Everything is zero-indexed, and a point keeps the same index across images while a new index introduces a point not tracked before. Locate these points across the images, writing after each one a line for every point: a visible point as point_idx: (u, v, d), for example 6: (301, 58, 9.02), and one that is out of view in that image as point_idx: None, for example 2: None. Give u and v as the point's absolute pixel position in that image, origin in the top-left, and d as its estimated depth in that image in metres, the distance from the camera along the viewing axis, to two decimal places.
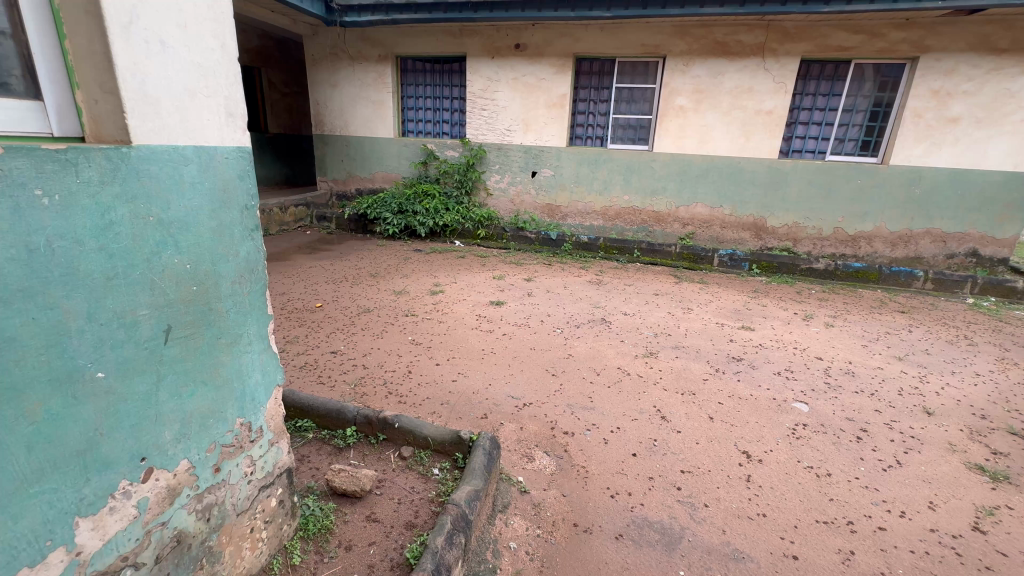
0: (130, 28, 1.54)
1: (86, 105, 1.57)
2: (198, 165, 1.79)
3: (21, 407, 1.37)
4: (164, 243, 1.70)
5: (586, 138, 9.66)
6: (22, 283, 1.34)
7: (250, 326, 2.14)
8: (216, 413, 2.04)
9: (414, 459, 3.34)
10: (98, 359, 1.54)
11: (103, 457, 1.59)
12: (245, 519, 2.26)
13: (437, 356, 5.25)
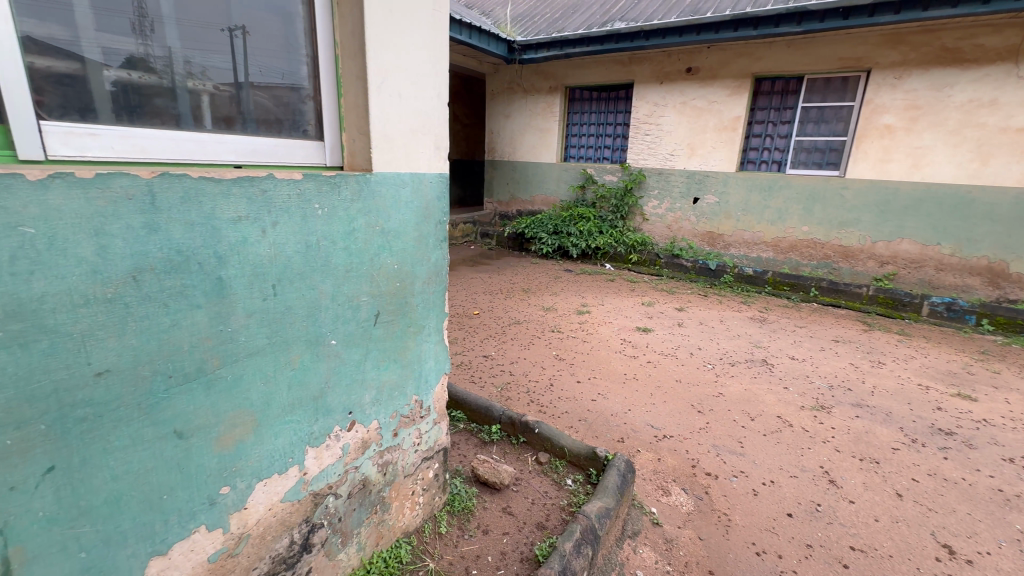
0: (382, 87, 2.06)
1: (348, 143, 2.11)
2: (411, 187, 2.26)
3: (289, 356, 1.89)
4: (383, 247, 2.19)
5: (759, 162, 8.91)
6: (301, 268, 1.86)
7: (431, 319, 2.57)
8: (400, 387, 2.49)
9: (549, 466, 3.52)
10: (333, 328, 2.05)
11: (327, 404, 2.10)
12: (409, 482, 2.69)
13: (578, 373, 5.39)
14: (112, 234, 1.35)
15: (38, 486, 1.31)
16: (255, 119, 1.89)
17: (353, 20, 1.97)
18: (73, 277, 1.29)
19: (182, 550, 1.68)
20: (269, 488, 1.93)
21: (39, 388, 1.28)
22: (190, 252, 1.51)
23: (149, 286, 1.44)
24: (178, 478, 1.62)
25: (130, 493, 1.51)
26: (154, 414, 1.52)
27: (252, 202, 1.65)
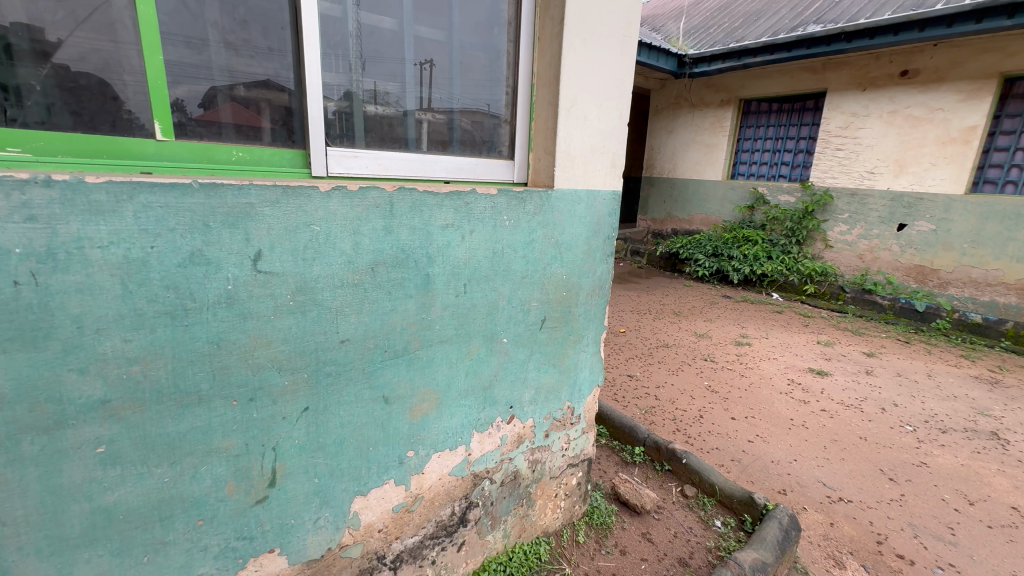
0: (570, 110, 2.23)
1: (533, 162, 2.33)
2: (586, 204, 2.39)
3: (469, 348, 2.14)
4: (556, 258, 2.34)
5: (1003, 182, 7.03)
6: (487, 271, 2.09)
7: (590, 330, 2.65)
8: (556, 391, 2.60)
9: (696, 501, 3.30)
10: (506, 328, 2.24)
11: (494, 396, 2.31)
12: (554, 483, 2.79)
13: (733, 409, 4.93)
14: (363, 234, 1.71)
15: (298, 420, 1.72)
16: (462, 141, 2.21)
17: (551, 52, 2.17)
18: (336, 265, 1.67)
19: (376, 495, 2.02)
20: (442, 459, 2.21)
21: (308, 345, 1.67)
22: (410, 250, 1.83)
23: (381, 276, 1.79)
24: (381, 434, 1.96)
25: (350, 439, 1.87)
26: (372, 379, 1.87)
27: (457, 212, 1.93)
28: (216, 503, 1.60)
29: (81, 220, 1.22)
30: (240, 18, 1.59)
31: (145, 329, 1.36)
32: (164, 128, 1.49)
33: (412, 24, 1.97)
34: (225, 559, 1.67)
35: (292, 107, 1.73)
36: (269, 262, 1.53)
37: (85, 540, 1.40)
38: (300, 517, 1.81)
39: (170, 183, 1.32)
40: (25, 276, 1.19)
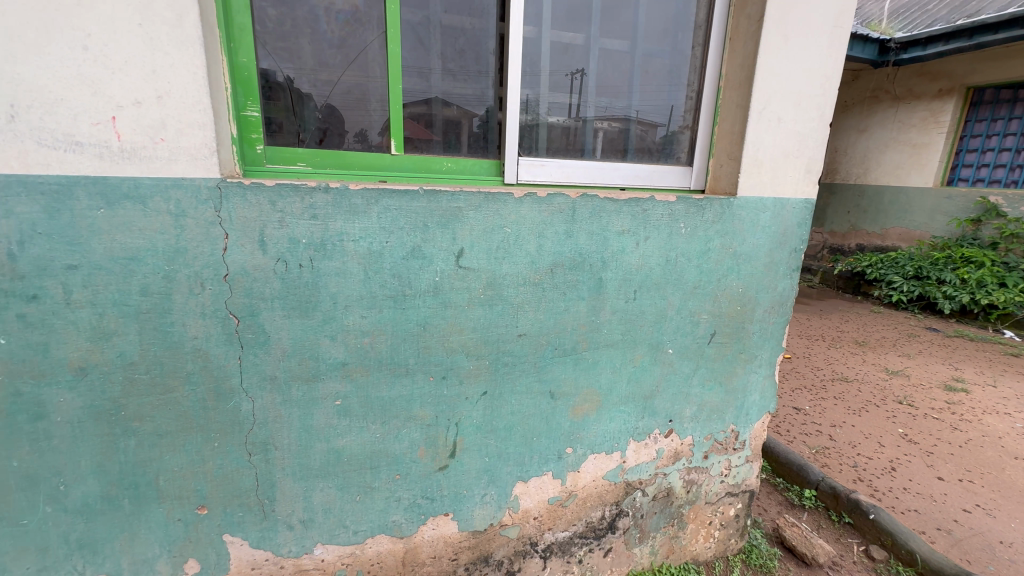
0: (762, 113, 2.08)
1: (714, 168, 2.22)
2: (772, 212, 2.20)
3: (633, 355, 2.13)
4: (732, 269, 2.20)
5: None
6: (658, 279, 2.06)
7: (764, 350, 2.42)
8: (720, 411, 2.43)
9: (886, 567, 2.78)
10: (672, 338, 2.18)
11: (654, 406, 2.26)
12: (709, 509, 2.61)
13: (940, 468, 4.01)
14: (547, 237, 1.82)
15: (477, 401, 1.90)
16: (638, 148, 2.22)
17: (744, 52, 2.05)
18: (521, 265, 1.81)
19: (535, 484, 2.12)
20: (597, 462, 2.23)
21: (492, 335, 1.85)
22: (586, 254, 1.91)
23: (558, 277, 1.89)
24: (544, 427, 2.06)
25: (517, 426, 2.00)
26: (542, 372, 1.98)
27: (634, 218, 1.94)
28: (410, 462, 1.87)
29: (343, 218, 1.54)
30: (459, 48, 1.84)
31: (375, 309, 1.66)
32: (396, 145, 1.80)
33: (598, 37, 2.06)
34: (412, 512, 1.93)
35: (493, 122, 1.94)
36: (469, 258, 1.73)
37: (321, 473, 1.74)
38: (471, 489, 2.00)
39: (404, 190, 1.58)
40: (306, 261, 1.53)
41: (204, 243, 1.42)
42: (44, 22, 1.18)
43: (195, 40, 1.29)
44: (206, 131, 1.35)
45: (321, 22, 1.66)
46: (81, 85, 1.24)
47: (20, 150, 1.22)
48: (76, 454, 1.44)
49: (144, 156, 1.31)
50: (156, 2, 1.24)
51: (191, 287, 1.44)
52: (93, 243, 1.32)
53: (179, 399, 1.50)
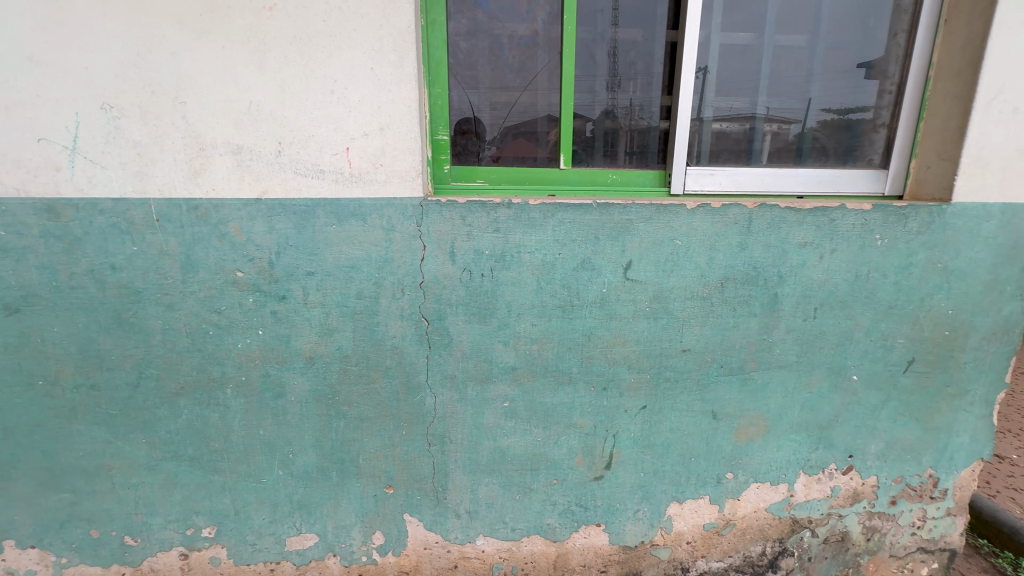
0: (990, 103, 1.76)
1: (916, 170, 1.92)
2: (998, 221, 1.84)
3: (810, 379, 1.93)
4: (940, 287, 1.88)
5: None
6: (844, 297, 1.85)
7: (979, 386, 2.03)
8: (915, 451, 2.09)
9: None
10: (859, 363, 1.94)
11: (831, 438, 2.02)
12: (895, 565, 2.23)
13: None
14: (719, 249, 1.74)
15: (636, 415, 1.88)
16: (818, 151, 1.99)
17: (966, 35, 1.77)
18: (690, 278, 1.75)
19: (690, 506, 2.03)
20: (760, 492, 2.05)
21: (655, 349, 1.81)
22: (761, 267, 1.78)
23: (729, 291, 1.79)
24: (704, 448, 1.96)
25: (676, 444, 1.94)
26: (705, 392, 1.89)
27: (819, 229, 1.77)
28: (567, 469, 1.90)
29: (522, 231, 1.63)
30: (629, 60, 1.84)
31: (544, 318, 1.72)
32: (565, 159, 1.86)
33: (772, 34, 1.91)
34: (566, 517, 1.96)
35: (656, 131, 1.90)
36: (637, 271, 1.72)
37: (488, 469, 1.86)
38: (624, 503, 1.98)
39: (578, 204, 1.63)
40: (487, 271, 1.65)
41: (406, 253, 1.60)
42: (305, 73, 1.43)
43: (412, 77, 1.48)
44: (414, 156, 1.53)
45: (505, 48, 1.78)
46: (326, 122, 1.48)
47: (281, 179, 1.50)
48: (302, 428, 1.73)
49: (367, 179, 1.53)
50: (385, 48, 1.45)
51: (394, 292, 1.63)
52: (327, 253, 1.57)
53: (378, 390, 1.72)
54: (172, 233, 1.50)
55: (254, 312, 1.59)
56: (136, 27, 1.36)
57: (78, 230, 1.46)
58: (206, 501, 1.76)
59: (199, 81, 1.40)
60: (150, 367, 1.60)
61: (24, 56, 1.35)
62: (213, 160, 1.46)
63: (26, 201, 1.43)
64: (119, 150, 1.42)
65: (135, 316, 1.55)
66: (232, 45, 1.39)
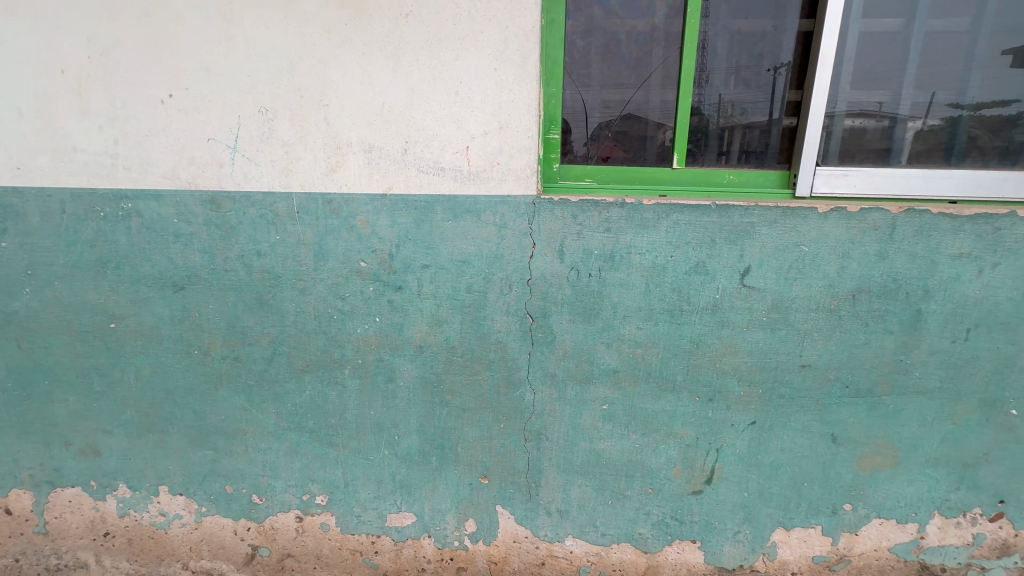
0: None
1: None
2: None
3: (954, 409, 1.70)
4: None
5: None
6: (1007, 318, 1.61)
7: None
8: None
9: None
10: (1020, 396, 1.67)
11: (976, 478, 1.77)
12: None
13: None
14: (853, 257, 1.59)
15: (744, 430, 1.77)
16: (979, 152, 1.71)
17: None
18: (817, 287, 1.62)
19: (798, 535, 1.87)
20: (883, 529, 1.84)
21: (770, 362, 1.69)
22: (903, 280, 1.60)
23: (862, 305, 1.62)
24: (820, 474, 1.80)
25: (786, 466, 1.80)
26: (824, 413, 1.73)
27: (979, 239, 1.56)
28: (664, 479, 1.83)
29: (634, 232, 1.60)
30: (756, 53, 1.72)
31: (651, 321, 1.67)
32: (678, 158, 1.77)
33: (925, 19, 1.67)
34: (659, 529, 1.90)
35: (779, 128, 1.75)
36: (755, 277, 1.61)
37: (582, 470, 1.85)
38: (723, 522, 1.87)
39: (696, 204, 1.57)
40: (595, 270, 1.63)
41: (516, 251, 1.63)
42: (433, 75, 1.50)
43: (533, 76, 1.50)
44: (530, 155, 1.56)
45: (622, 45, 1.73)
46: (449, 122, 1.54)
47: (405, 176, 1.59)
48: (408, 413, 1.82)
49: (483, 177, 1.58)
50: (509, 48, 1.48)
51: (502, 288, 1.67)
52: (442, 247, 1.64)
53: (481, 382, 1.77)
54: (309, 225, 1.64)
55: (373, 300, 1.70)
56: (291, 38, 1.50)
57: (234, 219, 1.65)
58: (320, 471, 1.91)
59: (340, 86, 1.53)
60: (284, 344, 1.77)
61: (200, 66, 1.53)
62: (348, 158, 1.58)
63: (195, 194, 1.64)
64: (271, 148, 1.59)
65: (274, 298, 1.72)
66: (371, 51, 1.50)
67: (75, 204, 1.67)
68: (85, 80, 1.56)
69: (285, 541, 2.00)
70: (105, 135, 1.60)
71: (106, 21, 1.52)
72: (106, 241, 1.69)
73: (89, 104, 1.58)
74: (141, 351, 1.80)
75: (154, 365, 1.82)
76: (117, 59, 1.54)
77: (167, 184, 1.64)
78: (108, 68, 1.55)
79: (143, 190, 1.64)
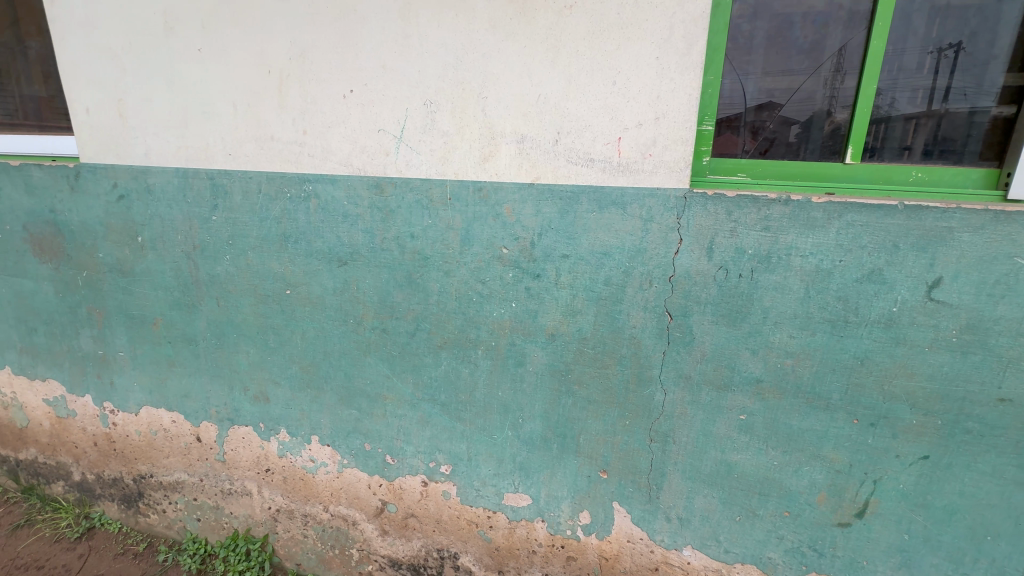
0: None
1: None
2: None
3: None
4: None
5: None
6: None
7: None
8: None
9: None
10: None
11: None
12: None
13: None
14: None
15: (911, 464, 1.55)
16: None
17: None
18: None
19: None
20: None
21: (955, 391, 1.46)
22: None
23: None
24: (1010, 529, 1.52)
25: (964, 514, 1.54)
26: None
27: None
28: (804, 504, 1.68)
29: (798, 232, 1.47)
30: (966, 31, 1.44)
31: (807, 331, 1.53)
32: (853, 152, 1.54)
33: None
34: (792, 556, 1.74)
35: (985, 118, 1.47)
36: (947, 291, 1.40)
37: (709, 480, 1.76)
38: (873, 564, 1.66)
39: (879, 204, 1.40)
40: (747, 271, 1.53)
41: (661, 245, 1.59)
42: (592, 65, 1.51)
43: (698, 63, 1.44)
44: (686, 146, 1.50)
45: (796, 28, 1.54)
46: (603, 113, 1.54)
47: (554, 167, 1.62)
48: (534, 398, 1.86)
49: (634, 169, 1.56)
50: (674, 35, 1.43)
51: (641, 283, 1.64)
52: (583, 239, 1.65)
53: (610, 375, 1.75)
54: (459, 211, 1.75)
55: (511, 286, 1.77)
56: (459, 34, 1.59)
57: (394, 203, 1.81)
58: (448, 442, 2.04)
59: (500, 78, 1.59)
60: (426, 321, 1.91)
61: (378, 64, 1.70)
62: (501, 148, 1.65)
63: (364, 179, 1.82)
64: (432, 139, 1.71)
65: (421, 278, 1.86)
66: (533, 44, 1.54)
67: (269, 185, 1.94)
68: (286, 78, 1.81)
69: (411, 502, 2.18)
70: (296, 127, 1.85)
71: (306, 26, 1.73)
72: (290, 219, 1.96)
73: (286, 100, 1.83)
74: (307, 316, 2.07)
75: (317, 330, 2.07)
76: (312, 59, 1.76)
77: (341, 170, 1.84)
78: (304, 67, 1.78)
79: (322, 175, 1.87)
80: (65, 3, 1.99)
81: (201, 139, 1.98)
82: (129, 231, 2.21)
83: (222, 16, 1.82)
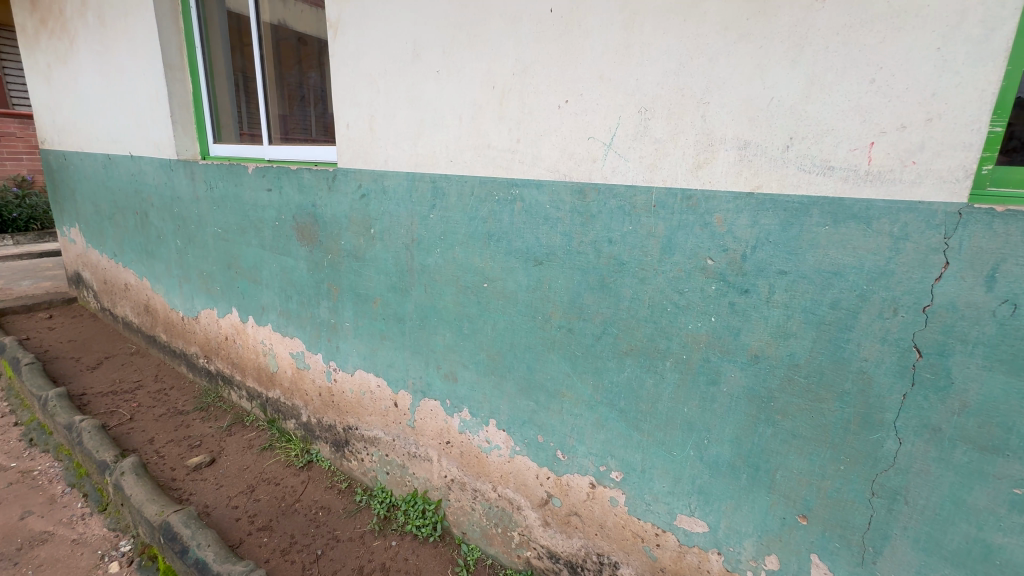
0: None
1: None
2: None
3: None
4: None
5: None
6: None
7: None
8: None
9: None
10: None
11: None
12: None
13: None
14: None
15: None
16: None
17: None
18: None
19: None
20: None
21: None
22: None
23: None
24: None
25: None
26: None
27: None
28: None
29: None
30: None
31: None
32: None
33: None
34: None
35: None
36: None
37: (953, 559, 1.44)
38: None
39: None
40: None
41: (915, 269, 1.35)
42: (844, 63, 1.35)
43: (1000, 52, 1.18)
44: (969, 152, 1.25)
45: None
46: (853, 115, 1.37)
47: (780, 175, 1.49)
48: (725, 421, 1.74)
49: (887, 179, 1.35)
50: (967, 21, 1.20)
51: (882, 310, 1.41)
52: (808, 255, 1.49)
53: (825, 411, 1.55)
54: (663, 218, 1.72)
55: (713, 299, 1.68)
56: (686, 39, 1.57)
57: (596, 209, 1.87)
58: (622, 449, 2.03)
59: (727, 82, 1.52)
60: (614, 326, 1.93)
61: (596, 74, 1.77)
62: (718, 155, 1.58)
63: (569, 185, 1.91)
64: (643, 146, 1.72)
65: (614, 283, 1.89)
66: (771, 44, 1.44)
67: (481, 189, 2.17)
68: (508, 91, 1.99)
69: (576, 500, 2.23)
70: (511, 136, 2.03)
71: (532, 44, 1.89)
72: (495, 219, 2.16)
73: (506, 111, 2.02)
74: (500, 309, 2.26)
75: (507, 323, 2.25)
76: (533, 73, 1.91)
77: (548, 176, 1.96)
78: (526, 81, 1.94)
79: (529, 180, 2.02)
80: (342, 40, 2.49)
81: (429, 148, 2.30)
82: (365, 224, 2.67)
83: (460, 40, 2.08)
